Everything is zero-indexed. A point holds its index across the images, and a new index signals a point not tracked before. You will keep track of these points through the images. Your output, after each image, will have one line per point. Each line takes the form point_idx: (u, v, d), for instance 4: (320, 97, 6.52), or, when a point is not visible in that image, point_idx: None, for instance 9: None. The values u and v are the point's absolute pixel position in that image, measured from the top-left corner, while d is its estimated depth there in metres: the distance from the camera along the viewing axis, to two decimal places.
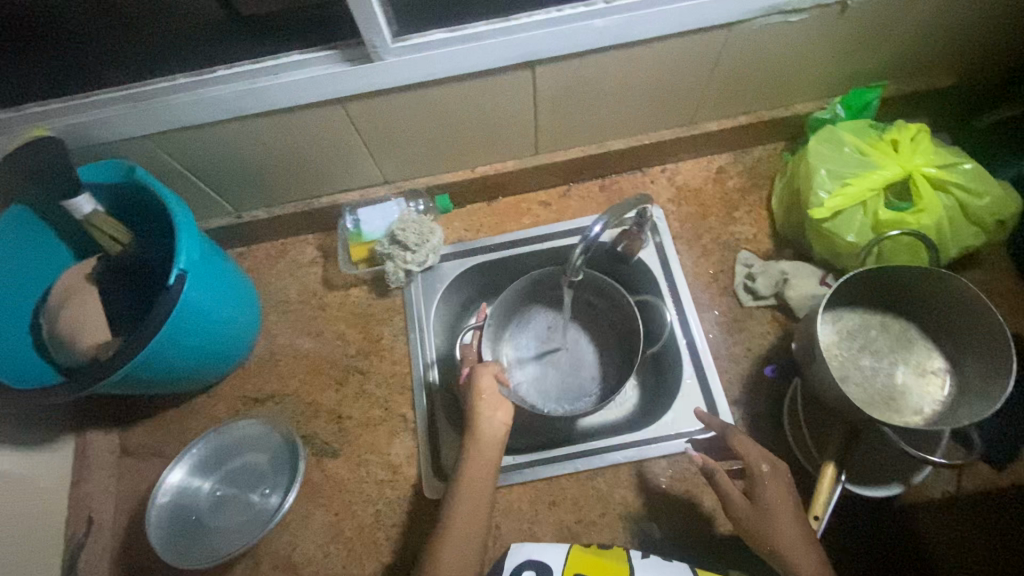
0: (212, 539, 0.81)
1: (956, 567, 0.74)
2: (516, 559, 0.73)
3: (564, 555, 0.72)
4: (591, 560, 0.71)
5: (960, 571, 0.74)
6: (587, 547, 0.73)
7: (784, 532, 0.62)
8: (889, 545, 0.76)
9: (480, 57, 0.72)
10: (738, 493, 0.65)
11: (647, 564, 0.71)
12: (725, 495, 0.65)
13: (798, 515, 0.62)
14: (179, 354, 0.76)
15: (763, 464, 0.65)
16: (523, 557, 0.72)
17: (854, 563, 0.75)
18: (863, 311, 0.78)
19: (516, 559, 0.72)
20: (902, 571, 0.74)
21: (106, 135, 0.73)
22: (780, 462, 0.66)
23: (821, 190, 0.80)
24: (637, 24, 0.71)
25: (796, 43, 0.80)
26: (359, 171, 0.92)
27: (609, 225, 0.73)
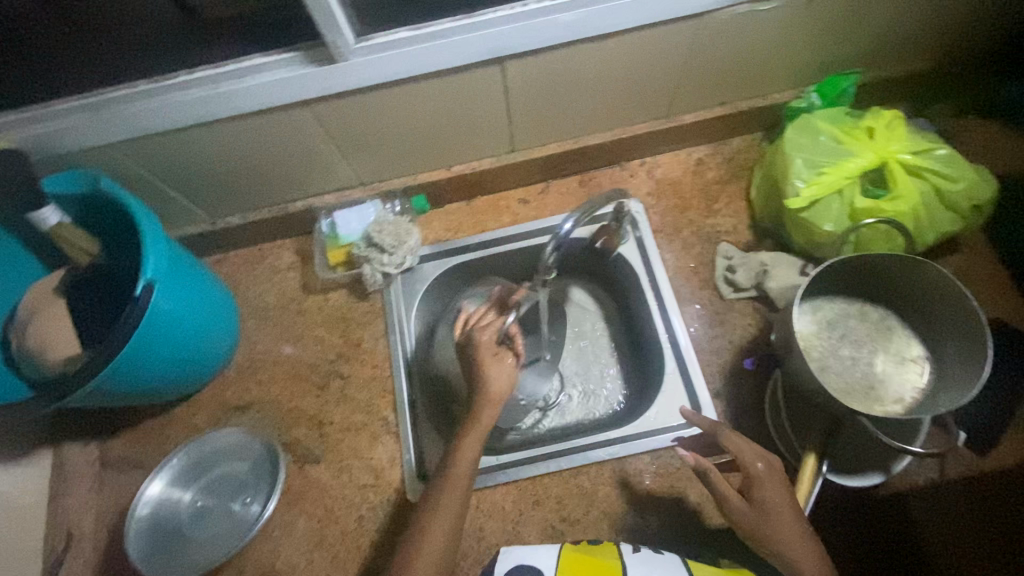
0: (192, 550, 0.80)
1: (939, 552, 0.74)
2: (505, 565, 0.69)
3: (556, 556, 0.70)
4: (582, 559, 0.70)
5: (943, 556, 0.74)
6: (577, 547, 0.72)
7: (765, 525, 0.61)
8: (873, 533, 0.75)
9: (446, 54, 0.70)
10: (735, 494, 0.64)
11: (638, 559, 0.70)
12: (720, 496, 0.65)
13: (778, 508, 0.62)
14: (151, 365, 0.75)
15: (755, 463, 0.65)
16: (513, 562, 0.69)
17: (838, 550, 0.75)
18: (842, 301, 0.77)
19: (506, 566, 0.69)
20: (886, 558, 0.74)
21: (68, 145, 0.72)
22: (757, 453, 0.65)
23: (797, 179, 0.79)
24: (605, 17, 0.71)
25: (768, 31, 0.79)
26: (333, 173, 0.91)
27: (580, 222, 0.73)
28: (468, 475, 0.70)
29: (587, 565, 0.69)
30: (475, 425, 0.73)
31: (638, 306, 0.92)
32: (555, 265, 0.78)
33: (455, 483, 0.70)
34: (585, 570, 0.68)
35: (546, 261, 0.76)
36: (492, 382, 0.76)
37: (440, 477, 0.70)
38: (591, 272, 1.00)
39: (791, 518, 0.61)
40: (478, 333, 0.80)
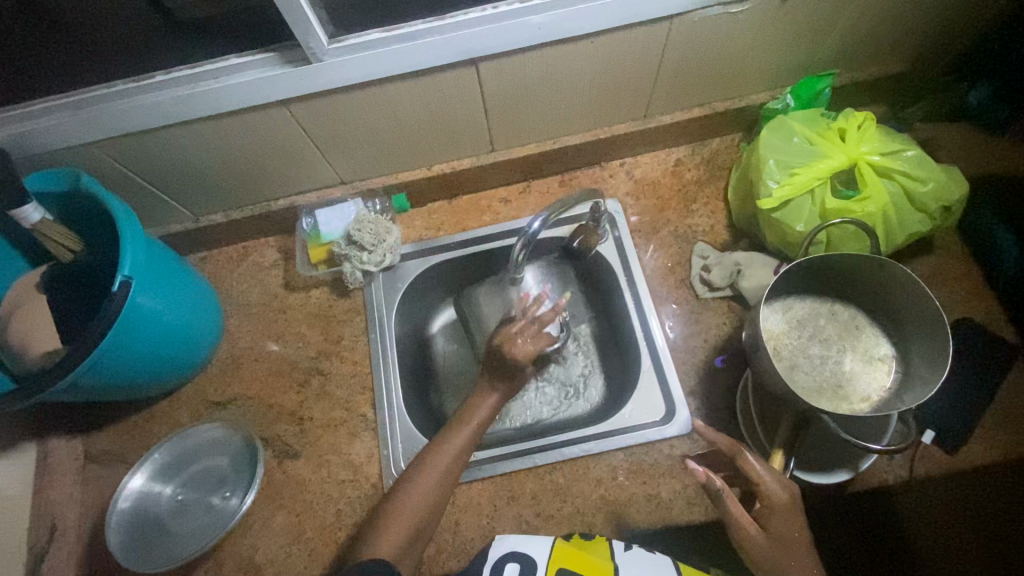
0: (171, 543, 0.81)
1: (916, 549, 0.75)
2: (499, 552, 0.73)
3: (548, 548, 0.72)
4: (574, 553, 0.72)
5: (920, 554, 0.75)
6: (570, 540, 0.74)
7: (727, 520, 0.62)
8: (855, 532, 0.77)
9: (420, 55, 0.71)
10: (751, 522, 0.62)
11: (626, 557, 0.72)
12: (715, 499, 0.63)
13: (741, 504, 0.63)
14: (130, 361, 0.76)
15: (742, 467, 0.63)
16: (507, 549, 0.73)
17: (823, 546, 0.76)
18: (812, 300, 0.78)
19: (500, 551, 0.73)
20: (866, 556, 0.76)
21: (47, 144, 0.73)
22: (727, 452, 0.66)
23: (770, 180, 0.80)
24: (577, 17, 0.71)
25: (742, 33, 0.80)
26: (313, 172, 0.92)
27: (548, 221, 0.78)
28: (439, 470, 0.71)
29: (577, 561, 0.71)
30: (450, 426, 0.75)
31: (617, 304, 0.94)
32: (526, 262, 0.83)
33: (427, 478, 0.71)
34: (576, 566, 0.71)
35: (517, 257, 0.81)
36: (489, 363, 0.79)
37: (411, 472, 0.71)
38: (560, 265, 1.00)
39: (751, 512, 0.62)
40: (513, 349, 0.78)
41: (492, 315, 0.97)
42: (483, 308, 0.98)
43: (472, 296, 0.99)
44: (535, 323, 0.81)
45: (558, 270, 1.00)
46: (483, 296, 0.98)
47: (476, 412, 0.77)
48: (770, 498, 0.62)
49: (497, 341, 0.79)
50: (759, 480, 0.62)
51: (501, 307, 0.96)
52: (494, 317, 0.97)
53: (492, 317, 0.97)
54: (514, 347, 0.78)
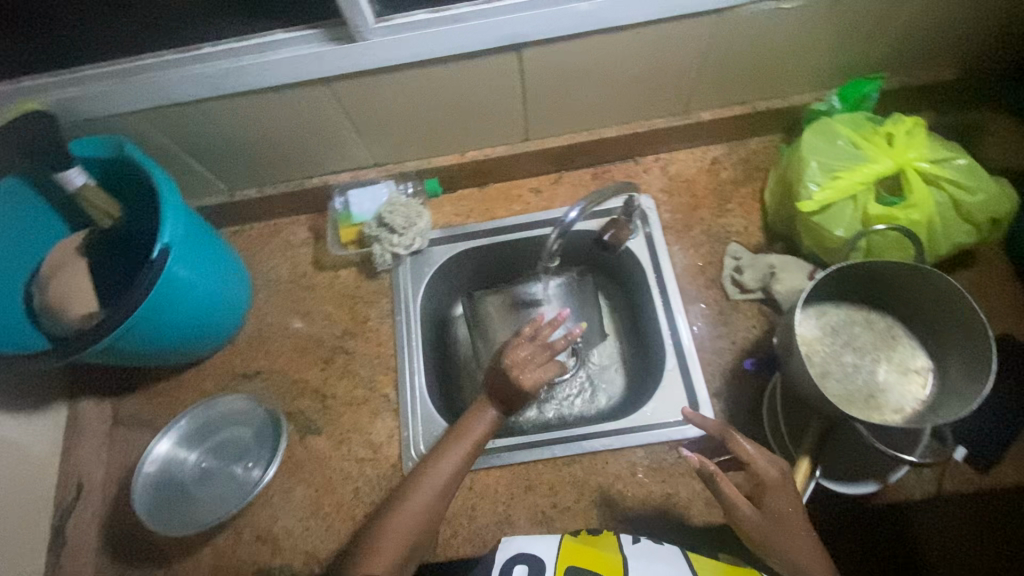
0: (194, 509, 0.83)
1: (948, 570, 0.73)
2: (506, 555, 0.75)
3: (556, 546, 0.74)
4: (580, 548, 0.74)
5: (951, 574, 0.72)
6: (576, 535, 0.75)
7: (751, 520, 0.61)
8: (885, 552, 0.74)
9: (463, 39, 0.71)
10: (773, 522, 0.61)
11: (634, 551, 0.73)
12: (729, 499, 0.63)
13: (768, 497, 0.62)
14: (163, 328, 0.77)
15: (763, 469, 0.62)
16: (514, 550, 0.75)
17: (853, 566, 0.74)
18: (847, 307, 0.77)
19: (507, 554, 0.75)
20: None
21: (95, 110, 0.75)
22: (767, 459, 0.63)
23: (811, 182, 0.78)
24: (623, 7, 0.70)
25: (790, 30, 0.78)
26: (348, 152, 0.92)
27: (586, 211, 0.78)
28: None
29: (585, 557, 0.73)
30: (462, 429, 0.75)
31: (644, 300, 0.93)
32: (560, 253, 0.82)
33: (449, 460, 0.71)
34: (584, 562, 0.72)
35: (552, 247, 0.80)
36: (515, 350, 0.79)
37: None
38: (582, 283, 0.99)
39: (774, 508, 0.61)
40: (521, 377, 0.77)
41: (501, 330, 0.97)
42: (492, 322, 0.98)
43: (483, 300, 0.99)
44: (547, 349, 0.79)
45: (578, 287, 0.99)
46: (495, 306, 0.98)
47: (498, 400, 0.77)
48: (798, 504, 0.61)
49: (506, 362, 0.78)
50: (775, 477, 0.62)
51: (510, 323, 0.97)
52: (501, 335, 0.96)
53: (499, 333, 0.97)
54: (523, 374, 0.77)
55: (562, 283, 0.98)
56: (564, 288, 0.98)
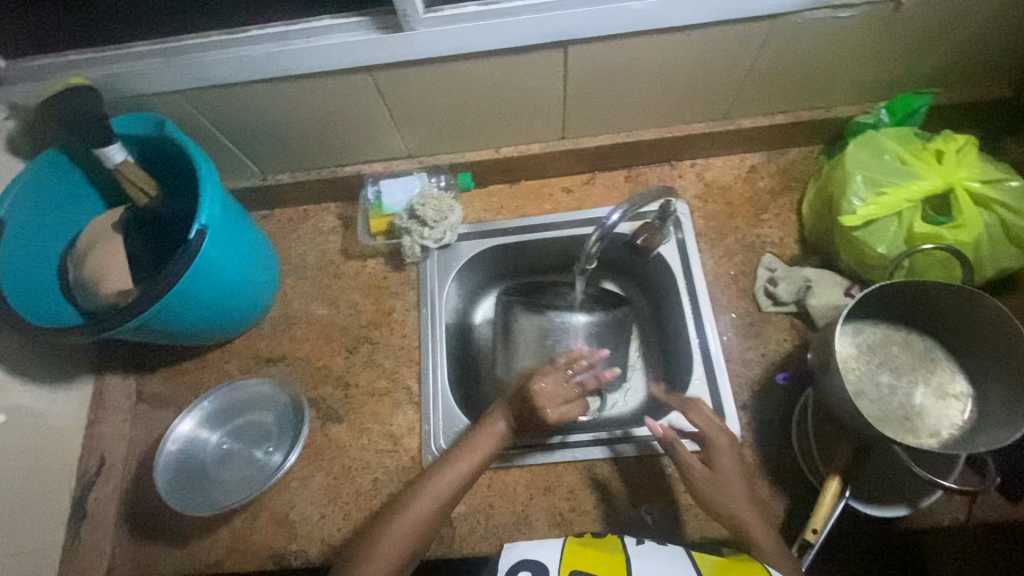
0: (213, 490, 0.83)
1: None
2: (507, 562, 0.66)
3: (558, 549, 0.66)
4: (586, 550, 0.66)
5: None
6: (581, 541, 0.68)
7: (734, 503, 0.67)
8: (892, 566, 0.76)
9: (509, 34, 0.70)
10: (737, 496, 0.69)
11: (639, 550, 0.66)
12: (683, 462, 0.71)
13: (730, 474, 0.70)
14: (193, 309, 0.77)
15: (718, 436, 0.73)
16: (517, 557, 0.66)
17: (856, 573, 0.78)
18: (885, 326, 0.75)
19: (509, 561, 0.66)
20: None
21: (137, 88, 0.75)
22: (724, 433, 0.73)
23: (854, 197, 0.77)
24: (675, 10, 0.69)
25: (842, 41, 0.77)
26: (383, 142, 0.92)
27: (627, 215, 0.77)
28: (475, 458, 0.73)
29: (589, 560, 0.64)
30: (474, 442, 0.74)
31: (673, 306, 0.92)
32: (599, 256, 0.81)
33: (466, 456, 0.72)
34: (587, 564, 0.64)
35: (590, 250, 0.79)
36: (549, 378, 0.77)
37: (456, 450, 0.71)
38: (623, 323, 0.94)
39: (729, 479, 0.70)
40: (545, 409, 0.75)
41: (526, 355, 0.91)
42: (519, 344, 0.92)
43: (515, 318, 0.93)
44: (572, 382, 0.78)
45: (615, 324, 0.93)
46: (523, 330, 0.92)
47: (525, 403, 0.76)
48: None
49: (531, 390, 0.76)
50: (724, 442, 0.73)
51: (538, 352, 0.91)
52: (526, 359, 0.91)
53: (523, 359, 0.91)
54: (547, 408, 0.75)
55: (592, 321, 0.92)
56: (596, 326, 0.92)
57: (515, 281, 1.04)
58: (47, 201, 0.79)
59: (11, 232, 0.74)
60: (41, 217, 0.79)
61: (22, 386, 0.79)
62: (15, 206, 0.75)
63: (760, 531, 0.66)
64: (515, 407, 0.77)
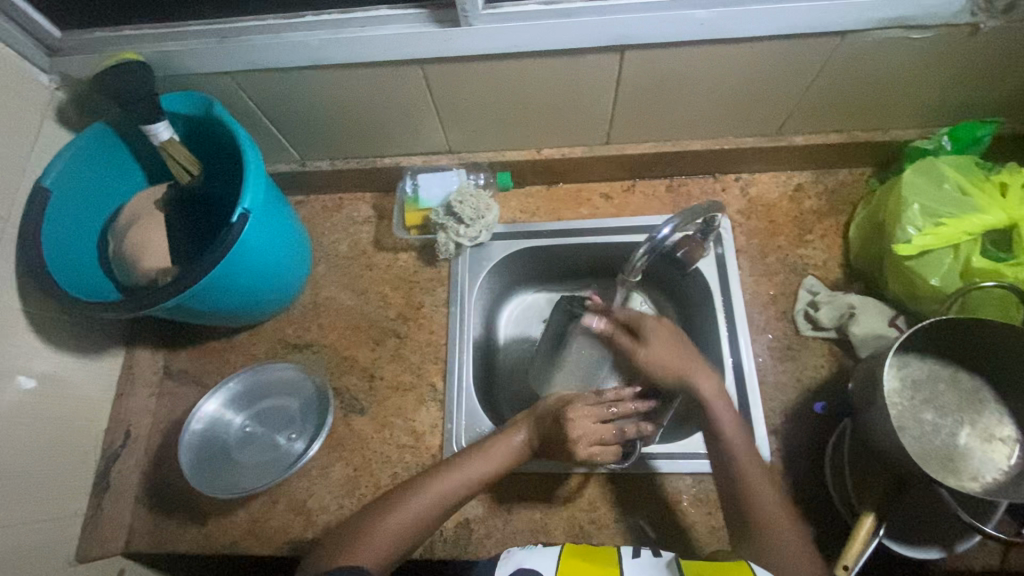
0: (234, 472, 0.84)
1: None
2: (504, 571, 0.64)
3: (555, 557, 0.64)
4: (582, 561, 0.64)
5: None
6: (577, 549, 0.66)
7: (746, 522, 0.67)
8: None
9: (568, 34, 0.69)
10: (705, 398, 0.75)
11: (636, 562, 0.63)
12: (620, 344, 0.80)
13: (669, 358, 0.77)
14: (228, 291, 0.77)
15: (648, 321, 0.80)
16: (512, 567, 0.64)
17: None
18: (932, 361, 0.72)
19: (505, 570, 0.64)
20: None
21: (188, 67, 0.75)
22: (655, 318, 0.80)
23: (909, 225, 0.74)
24: (741, 19, 0.67)
25: (907, 63, 0.74)
26: (425, 136, 0.91)
27: (678, 228, 0.75)
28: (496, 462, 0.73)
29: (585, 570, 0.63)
30: (489, 451, 0.74)
31: (707, 323, 0.90)
32: (642, 270, 0.78)
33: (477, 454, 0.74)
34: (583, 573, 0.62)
35: (636, 263, 0.77)
36: (582, 413, 0.76)
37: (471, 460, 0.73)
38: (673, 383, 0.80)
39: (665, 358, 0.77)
40: (576, 447, 0.74)
41: (569, 376, 0.84)
42: (566, 363, 0.84)
43: (573, 335, 0.83)
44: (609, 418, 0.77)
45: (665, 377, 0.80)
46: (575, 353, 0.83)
47: (555, 428, 0.76)
48: None
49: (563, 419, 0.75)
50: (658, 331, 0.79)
51: (582, 378, 0.84)
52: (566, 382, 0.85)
53: (567, 377, 0.85)
54: (577, 446, 0.74)
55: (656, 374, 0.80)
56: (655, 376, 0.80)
57: (545, 285, 1.04)
58: (90, 175, 0.80)
59: (56, 202, 0.75)
60: (85, 188, 0.79)
61: (57, 354, 0.80)
62: (63, 176, 0.75)
63: (791, 562, 0.64)
64: (538, 422, 0.78)
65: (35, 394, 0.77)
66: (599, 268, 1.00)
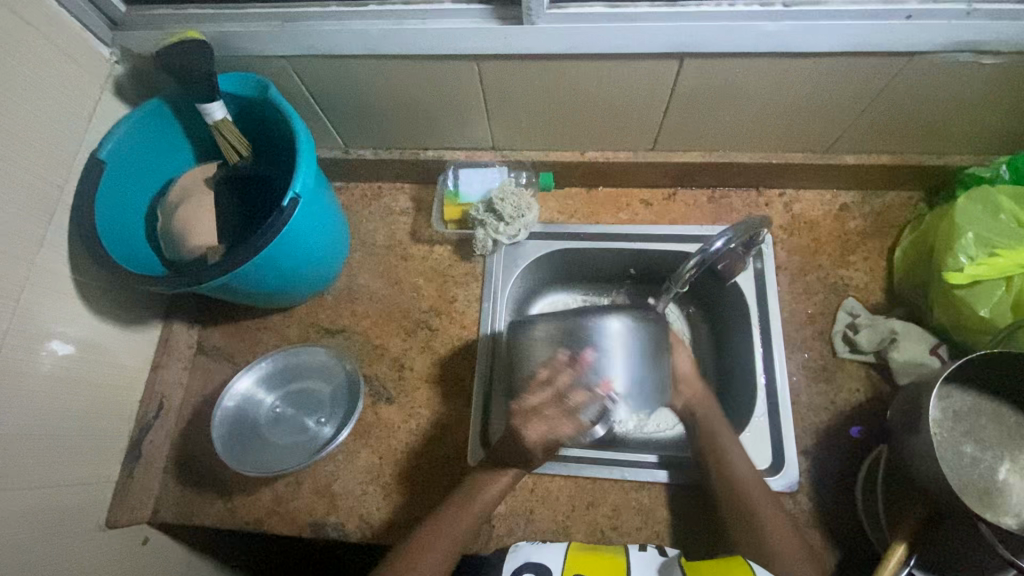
0: (263, 451, 0.85)
1: None
2: (513, 564, 0.67)
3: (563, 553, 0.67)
4: (589, 557, 0.66)
5: None
6: (585, 548, 0.68)
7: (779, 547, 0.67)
8: None
9: (630, 39, 0.69)
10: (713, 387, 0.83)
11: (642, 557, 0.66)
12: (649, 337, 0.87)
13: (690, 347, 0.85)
14: (271, 272, 0.78)
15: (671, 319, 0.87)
16: (522, 559, 0.67)
17: None
18: (976, 394, 0.71)
19: (516, 562, 0.67)
20: None
21: (247, 49, 0.76)
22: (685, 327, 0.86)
23: (962, 253, 0.73)
24: (807, 34, 0.66)
25: (969, 89, 0.73)
26: (471, 132, 0.91)
27: (732, 241, 0.75)
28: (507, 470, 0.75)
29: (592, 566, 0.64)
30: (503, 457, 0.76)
31: (741, 338, 0.89)
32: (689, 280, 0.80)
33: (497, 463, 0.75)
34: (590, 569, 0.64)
35: (684, 274, 0.79)
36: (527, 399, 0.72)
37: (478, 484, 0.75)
38: (657, 323, 0.77)
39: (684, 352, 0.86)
40: (525, 430, 0.71)
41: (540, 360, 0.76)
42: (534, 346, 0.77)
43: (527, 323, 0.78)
44: (552, 394, 0.72)
45: (646, 325, 0.75)
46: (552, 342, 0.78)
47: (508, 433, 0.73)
48: None
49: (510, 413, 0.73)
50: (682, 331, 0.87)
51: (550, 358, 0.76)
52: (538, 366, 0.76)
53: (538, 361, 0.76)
54: (526, 430, 0.71)
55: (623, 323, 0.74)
56: (621, 327, 0.74)
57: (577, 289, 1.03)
58: (142, 150, 0.81)
59: (109, 175, 0.76)
60: (139, 163, 0.81)
61: (101, 323, 0.82)
62: (118, 149, 0.77)
63: None
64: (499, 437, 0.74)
65: (79, 360, 0.78)
66: (635, 274, 0.99)
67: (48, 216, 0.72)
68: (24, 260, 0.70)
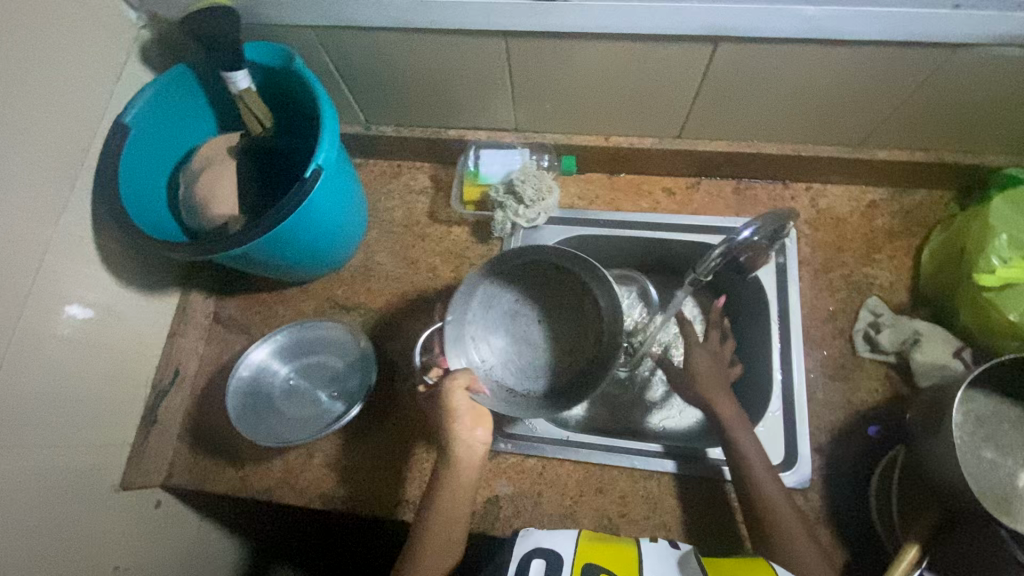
0: (274, 422, 0.85)
1: None
2: (523, 548, 0.67)
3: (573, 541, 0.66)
4: (599, 546, 0.66)
5: None
6: (595, 537, 0.68)
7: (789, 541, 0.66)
8: None
9: (665, 19, 0.67)
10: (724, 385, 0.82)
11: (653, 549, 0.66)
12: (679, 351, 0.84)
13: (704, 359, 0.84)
14: (290, 245, 0.78)
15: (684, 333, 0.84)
16: (532, 544, 0.67)
17: None
18: (999, 399, 0.70)
19: (525, 547, 0.67)
20: None
21: (274, 18, 0.76)
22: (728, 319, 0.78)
23: (994, 255, 0.71)
24: (848, 20, 0.64)
25: (1014, 86, 0.70)
26: (495, 112, 0.90)
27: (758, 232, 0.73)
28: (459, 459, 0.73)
29: (601, 555, 0.64)
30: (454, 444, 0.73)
31: (759, 332, 0.88)
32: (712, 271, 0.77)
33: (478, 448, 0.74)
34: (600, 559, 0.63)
35: (709, 262, 0.75)
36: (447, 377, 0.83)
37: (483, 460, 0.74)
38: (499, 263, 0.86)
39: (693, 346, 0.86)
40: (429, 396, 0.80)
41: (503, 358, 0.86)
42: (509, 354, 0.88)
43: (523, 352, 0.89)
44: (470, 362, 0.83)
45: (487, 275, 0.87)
46: (509, 331, 0.89)
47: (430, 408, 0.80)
48: None
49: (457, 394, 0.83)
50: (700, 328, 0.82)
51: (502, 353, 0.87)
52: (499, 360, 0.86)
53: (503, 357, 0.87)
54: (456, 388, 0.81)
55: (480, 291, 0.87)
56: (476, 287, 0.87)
57: None
58: (167, 116, 0.81)
59: (134, 139, 0.76)
60: (164, 130, 0.81)
61: (121, 288, 0.82)
62: (143, 114, 0.77)
63: None
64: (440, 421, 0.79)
65: (99, 324, 0.79)
66: (654, 261, 0.98)
67: (72, 179, 0.72)
68: (48, 222, 0.70)
